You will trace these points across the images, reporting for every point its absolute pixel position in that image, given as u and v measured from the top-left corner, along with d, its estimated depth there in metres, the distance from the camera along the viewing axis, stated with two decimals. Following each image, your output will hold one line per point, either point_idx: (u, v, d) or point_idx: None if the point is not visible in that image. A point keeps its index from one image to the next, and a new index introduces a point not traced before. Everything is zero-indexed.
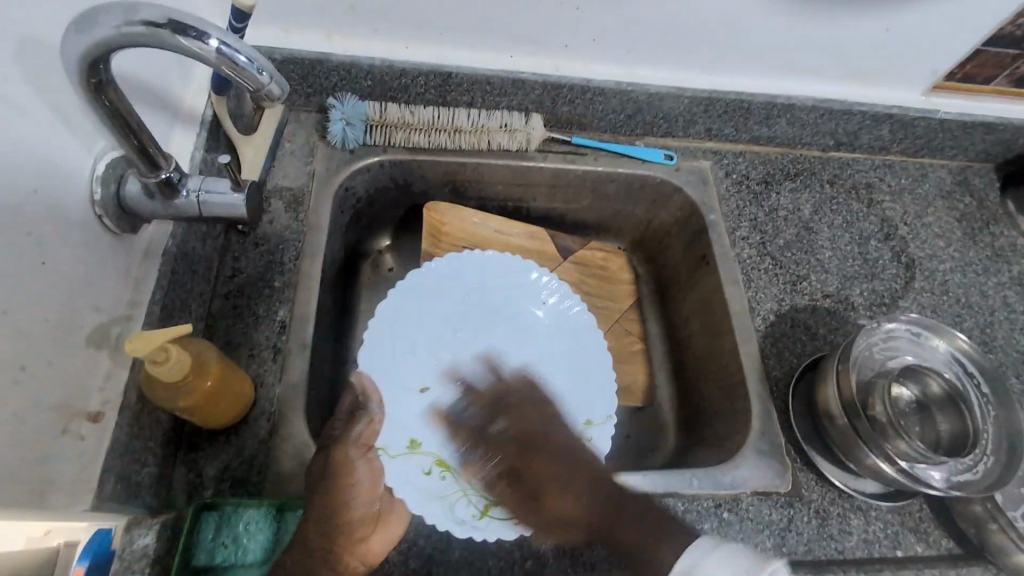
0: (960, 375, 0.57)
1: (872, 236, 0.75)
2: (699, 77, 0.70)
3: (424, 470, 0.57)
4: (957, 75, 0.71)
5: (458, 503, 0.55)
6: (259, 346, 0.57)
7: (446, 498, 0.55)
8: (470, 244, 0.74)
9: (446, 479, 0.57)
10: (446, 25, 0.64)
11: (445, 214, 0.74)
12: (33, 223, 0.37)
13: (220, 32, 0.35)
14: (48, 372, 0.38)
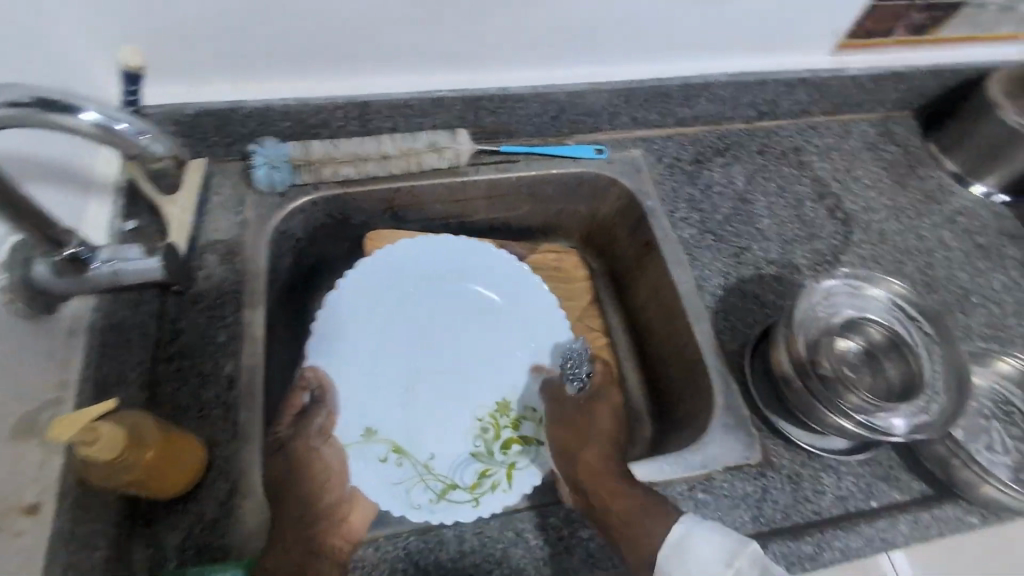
0: (903, 321, 0.58)
1: (806, 198, 0.76)
2: (615, 70, 0.71)
3: (380, 457, 0.61)
4: (859, 32, 0.73)
5: (414, 487, 0.60)
6: (209, 405, 0.56)
7: (406, 482, 0.60)
8: None
9: (405, 464, 0.61)
10: (353, 56, 0.63)
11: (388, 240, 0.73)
12: None
13: (94, 103, 0.35)
14: None
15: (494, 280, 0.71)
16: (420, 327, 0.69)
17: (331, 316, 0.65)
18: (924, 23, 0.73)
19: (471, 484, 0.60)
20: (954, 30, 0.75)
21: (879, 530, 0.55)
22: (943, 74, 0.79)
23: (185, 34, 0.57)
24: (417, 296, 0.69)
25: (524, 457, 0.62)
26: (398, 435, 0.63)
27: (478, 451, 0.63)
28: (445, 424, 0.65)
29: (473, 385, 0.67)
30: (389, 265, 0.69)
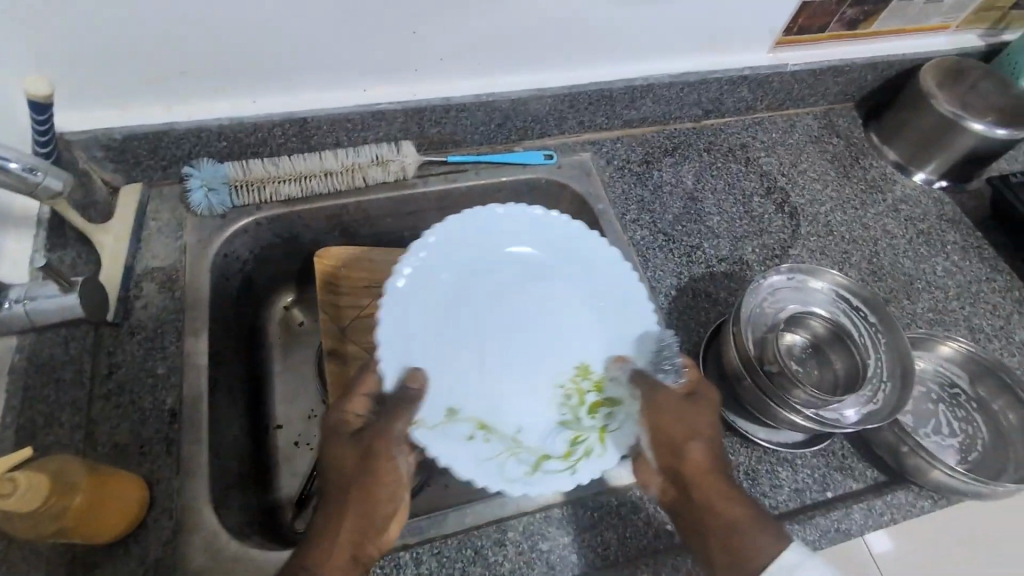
0: (848, 311, 0.59)
1: (754, 193, 0.77)
2: (557, 76, 0.71)
3: (464, 436, 0.52)
4: (794, 28, 0.74)
5: (507, 461, 0.51)
6: (150, 441, 0.53)
7: (495, 458, 0.51)
8: (373, 282, 0.72)
9: (491, 441, 0.52)
10: (287, 73, 0.62)
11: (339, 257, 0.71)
12: None
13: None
14: None
15: (564, 245, 0.60)
16: (485, 290, 0.58)
17: (418, 280, 0.55)
18: (856, 18, 0.75)
19: (564, 452, 0.53)
20: (885, 23, 0.77)
21: (835, 521, 0.55)
22: (878, 67, 0.81)
23: (103, 58, 0.55)
24: (475, 257, 0.59)
25: (613, 432, 0.54)
26: (477, 409, 0.54)
27: (565, 418, 0.55)
28: (524, 391, 0.56)
29: (551, 347, 0.58)
30: (462, 226, 0.58)
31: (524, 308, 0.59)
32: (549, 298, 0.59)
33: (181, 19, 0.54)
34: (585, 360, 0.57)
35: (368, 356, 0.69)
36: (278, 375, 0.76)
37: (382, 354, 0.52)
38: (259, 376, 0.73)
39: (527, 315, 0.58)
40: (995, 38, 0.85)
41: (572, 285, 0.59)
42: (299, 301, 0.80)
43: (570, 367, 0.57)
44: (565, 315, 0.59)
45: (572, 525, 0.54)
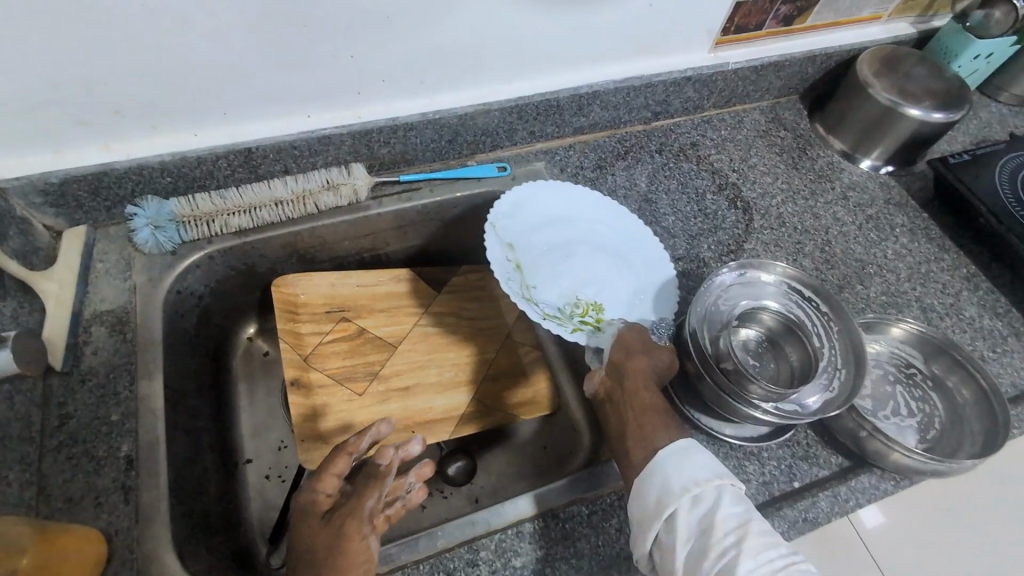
0: (803, 303, 0.60)
1: (707, 191, 0.78)
2: (502, 89, 0.71)
3: (509, 260, 0.64)
4: (732, 28, 0.75)
5: (516, 284, 0.62)
6: (105, 492, 0.52)
7: (512, 275, 0.63)
8: (333, 307, 0.72)
9: (518, 271, 0.64)
10: (226, 104, 0.61)
11: (297, 286, 0.70)
12: None
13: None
14: None
15: (651, 249, 0.69)
16: (580, 231, 0.70)
17: (553, 188, 0.71)
18: (790, 14, 0.77)
19: (549, 313, 0.62)
20: (819, 17, 0.79)
21: (802, 511, 0.56)
22: (817, 60, 0.83)
23: (31, 103, 0.54)
24: (586, 213, 0.71)
25: (588, 335, 0.61)
26: (531, 262, 0.65)
27: (564, 311, 0.63)
28: (561, 281, 0.65)
29: (591, 282, 0.66)
30: (590, 194, 0.71)
31: (592, 265, 0.67)
32: (618, 266, 0.68)
33: (108, 58, 0.53)
34: (609, 303, 0.65)
35: (332, 381, 0.68)
36: (244, 409, 0.74)
37: (500, 199, 0.68)
38: (224, 412, 0.71)
39: (592, 271, 0.67)
40: (926, 24, 0.88)
41: (639, 266, 0.68)
42: (261, 332, 0.79)
43: (585, 297, 0.65)
44: (618, 279, 0.67)
45: (546, 537, 0.54)
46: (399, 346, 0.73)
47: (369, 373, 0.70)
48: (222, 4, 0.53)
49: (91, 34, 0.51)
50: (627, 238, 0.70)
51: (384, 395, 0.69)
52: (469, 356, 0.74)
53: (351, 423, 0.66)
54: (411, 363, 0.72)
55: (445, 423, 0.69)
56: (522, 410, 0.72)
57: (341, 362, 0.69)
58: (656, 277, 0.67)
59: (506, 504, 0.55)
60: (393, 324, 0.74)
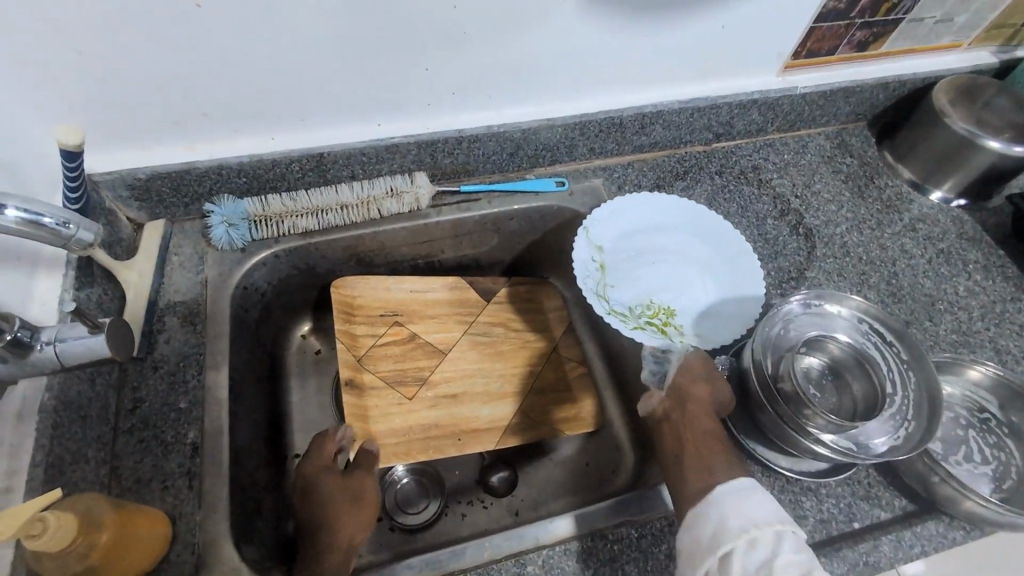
0: (879, 343, 0.57)
1: (768, 215, 0.77)
2: (566, 106, 0.72)
3: (591, 258, 0.68)
4: (802, 53, 0.74)
5: (590, 279, 0.67)
6: (172, 476, 0.54)
7: (590, 270, 0.67)
8: (388, 311, 0.73)
9: (596, 268, 0.68)
10: (304, 111, 0.64)
11: (355, 287, 0.71)
12: None
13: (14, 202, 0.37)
14: None
15: (751, 270, 0.68)
16: (675, 248, 0.71)
17: (655, 204, 0.73)
18: (864, 40, 0.75)
19: (613, 308, 0.65)
20: (895, 44, 0.77)
21: (864, 554, 0.54)
22: (890, 86, 0.81)
23: (129, 104, 0.57)
24: (675, 232, 0.72)
25: (651, 335, 0.64)
26: (613, 263, 0.69)
27: (630, 313, 0.66)
28: (635, 286, 0.68)
29: (664, 292, 0.69)
30: (690, 214, 0.73)
31: (670, 278, 0.69)
32: (704, 285, 0.69)
33: (203, 62, 0.56)
34: (682, 311, 0.67)
35: (383, 384, 0.69)
36: (296, 403, 0.76)
37: (600, 206, 0.72)
38: (278, 407, 0.73)
39: (669, 286, 0.69)
40: (1008, 54, 0.85)
41: (731, 286, 0.68)
42: (316, 330, 0.81)
43: (651, 303, 0.68)
44: (699, 296, 0.68)
45: (592, 557, 0.54)
46: (449, 353, 0.73)
47: (419, 379, 0.71)
48: (310, 19, 0.55)
49: (189, 38, 0.54)
50: (722, 258, 0.70)
51: (433, 401, 0.70)
52: (517, 368, 0.75)
53: (401, 426, 0.67)
54: (460, 371, 0.73)
55: (492, 433, 0.69)
56: (568, 425, 0.72)
57: (393, 365, 0.71)
58: (738, 300, 0.67)
59: (551, 520, 0.55)
60: (443, 331, 0.75)
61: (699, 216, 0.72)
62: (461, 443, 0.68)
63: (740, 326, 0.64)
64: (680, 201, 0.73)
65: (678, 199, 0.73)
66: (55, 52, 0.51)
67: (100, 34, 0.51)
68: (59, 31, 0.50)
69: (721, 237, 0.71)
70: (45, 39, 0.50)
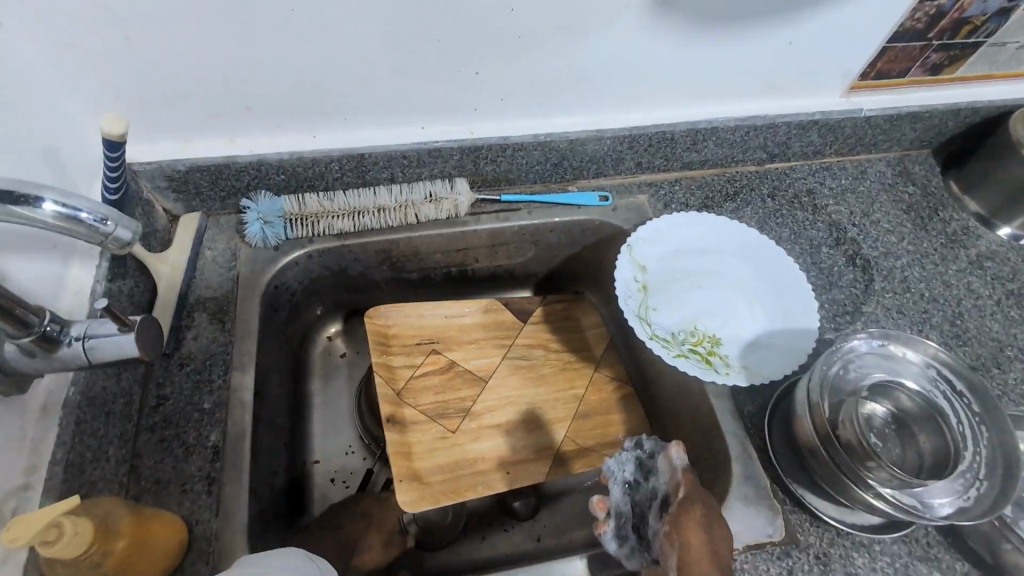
0: (948, 393, 0.53)
1: (822, 244, 0.72)
2: (617, 117, 0.69)
3: (635, 278, 0.65)
4: (871, 73, 0.70)
5: (633, 300, 0.63)
6: (191, 480, 0.52)
7: (633, 290, 0.64)
8: (424, 340, 0.71)
9: (639, 288, 0.65)
10: (349, 110, 0.62)
11: (389, 317, 0.70)
12: None
13: (56, 197, 0.36)
14: None
15: (801, 302, 0.64)
16: (723, 273, 0.68)
17: (704, 225, 0.69)
18: (939, 63, 0.71)
19: (655, 332, 0.62)
20: (970, 69, 0.73)
21: None
22: (961, 113, 0.76)
23: (174, 95, 0.56)
24: (724, 257, 0.69)
25: (695, 362, 0.60)
26: (657, 284, 0.66)
27: (671, 337, 0.62)
28: (679, 310, 0.65)
29: (709, 319, 0.65)
30: (740, 239, 0.69)
31: (716, 304, 0.66)
32: (753, 314, 0.65)
33: (252, 56, 0.55)
34: (728, 340, 0.63)
35: (424, 417, 0.67)
36: (319, 406, 0.74)
37: (644, 224, 0.68)
38: (300, 410, 0.71)
39: (713, 312, 0.65)
40: None
41: (780, 317, 0.64)
42: (342, 333, 0.79)
43: (694, 330, 0.64)
44: (746, 326, 0.64)
45: None
46: (489, 380, 0.71)
47: (461, 410, 0.68)
48: (364, 16, 0.54)
49: (238, 30, 0.52)
50: (772, 288, 0.66)
51: (476, 433, 0.67)
52: (559, 394, 0.72)
53: (445, 462, 0.65)
54: (501, 399, 0.70)
55: (538, 463, 0.66)
56: (615, 454, 0.68)
57: (433, 398, 0.68)
58: (787, 333, 0.63)
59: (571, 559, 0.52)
60: (482, 357, 0.72)
61: (750, 242, 0.69)
62: (509, 477, 0.65)
63: (786, 363, 0.60)
64: (731, 223, 0.70)
65: (728, 221, 0.70)
66: (106, 38, 0.50)
67: (151, 19, 0.50)
68: (111, 18, 0.49)
69: (772, 266, 0.67)
70: (97, 22, 0.49)
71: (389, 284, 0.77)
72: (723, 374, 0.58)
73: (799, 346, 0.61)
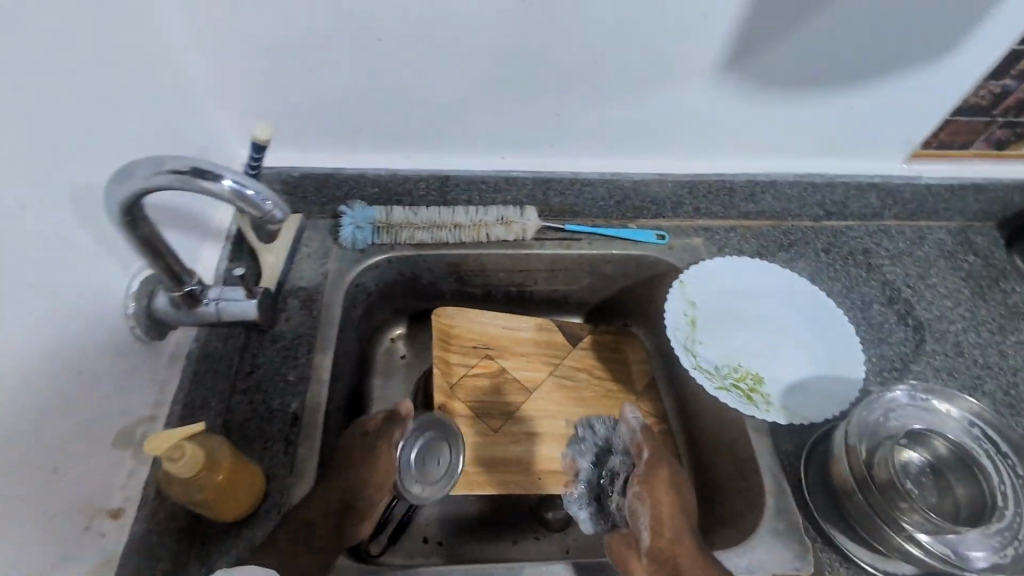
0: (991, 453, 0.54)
1: (874, 300, 0.74)
2: (680, 164, 0.75)
3: (685, 313, 0.69)
4: (934, 143, 0.73)
5: (682, 333, 0.67)
6: (272, 439, 0.59)
7: (682, 324, 0.68)
8: (480, 343, 0.77)
9: (688, 322, 0.69)
10: (442, 139, 0.71)
11: (453, 317, 0.77)
12: (82, 361, 0.44)
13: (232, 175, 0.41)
14: (56, 478, 0.41)
15: (845, 352, 0.66)
16: (770, 317, 0.71)
17: (755, 270, 0.73)
18: (1004, 139, 0.74)
19: (700, 364, 0.65)
20: None
21: None
22: None
23: (302, 115, 0.67)
24: (774, 302, 0.72)
25: (736, 396, 0.63)
26: (706, 320, 0.70)
27: (715, 370, 0.66)
28: (724, 346, 0.68)
29: (753, 358, 0.68)
30: (790, 285, 0.72)
31: (762, 346, 0.69)
32: (796, 357, 0.67)
33: (372, 89, 0.65)
34: (770, 380, 0.66)
35: (472, 414, 0.73)
36: (377, 398, 0.81)
37: (699, 263, 0.73)
38: (362, 399, 0.78)
39: (758, 353, 0.68)
40: None
41: (822, 363, 0.66)
42: (405, 336, 0.87)
43: (737, 365, 0.67)
44: (789, 369, 0.66)
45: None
46: (535, 392, 0.76)
47: (504, 413, 0.73)
48: (469, 63, 0.63)
49: (366, 65, 0.63)
50: (818, 335, 0.69)
51: (515, 436, 0.72)
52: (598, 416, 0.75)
53: (486, 459, 0.70)
54: (543, 411, 0.75)
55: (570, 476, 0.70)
56: None
57: (482, 397, 0.74)
58: (828, 379, 0.65)
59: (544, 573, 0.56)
60: (530, 369, 0.77)
61: (799, 290, 0.72)
62: (540, 482, 0.69)
63: (823, 408, 0.63)
64: (783, 271, 0.73)
65: (780, 268, 0.73)
66: (260, 66, 0.62)
67: (299, 55, 0.61)
68: (267, 51, 0.61)
69: (819, 314, 0.70)
70: (256, 54, 0.61)
71: (453, 296, 0.84)
72: (760, 409, 0.61)
73: (838, 392, 0.63)
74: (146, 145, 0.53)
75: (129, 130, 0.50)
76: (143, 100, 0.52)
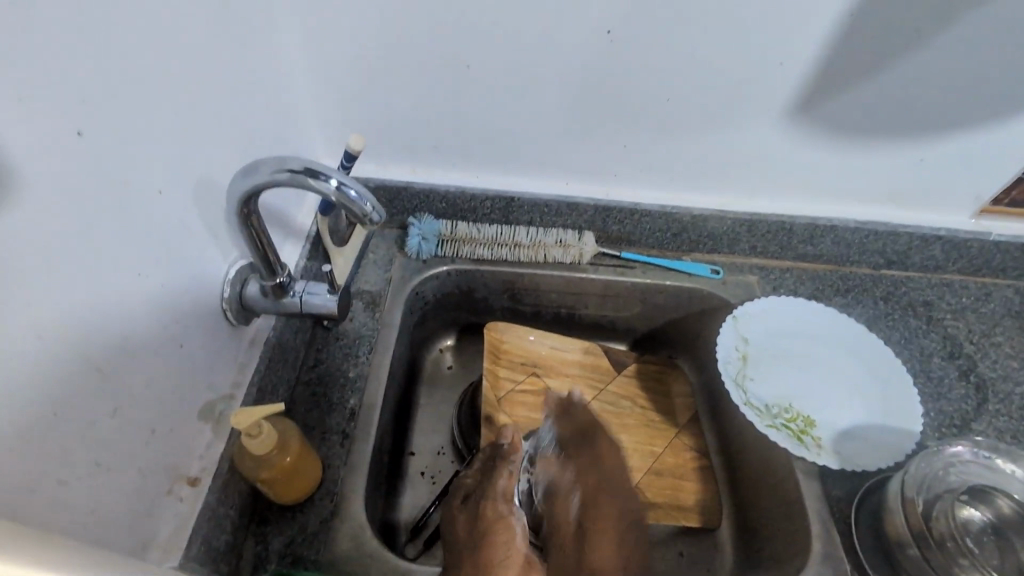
0: None
1: (934, 354, 0.73)
2: (740, 202, 0.76)
3: (736, 348, 0.70)
4: (1004, 200, 0.73)
5: (732, 367, 0.68)
6: (330, 431, 0.63)
7: (733, 359, 0.69)
8: (528, 360, 0.79)
9: (739, 357, 0.69)
10: (510, 162, 0.75)
11: (504, 333, 0.79)
12: (183, 336, 0.49)
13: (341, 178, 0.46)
14: (151, 439, 0.45)
15: (903, 402, 0.65)
16: (825, 360, 0.70)
17: (811, 311, 0.73)
18: None
19: (750, 400, 0.66)
20: None
21: None
22: None
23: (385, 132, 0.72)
24: (829, 345, 0.71)
25: (786, 436, 0.62)
26: (758, 357, 0.70)
27: (765, 408, 0.65)
28: (774, 385, 0.68)
29: (805, 399, 0.67)
30: (846, 331, 0.71)
31: (814, 388, 0.68)
32: (850, 403, 0.66)
33: (452, 113, 0.70)
34: (822, 423, 0.65)
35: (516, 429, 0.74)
36: (425, 404, 0.83)
37: (753, 301, 0.73)
38: (410, 404, 0.81)
39: (811, 394, 0.67)
40: None
41: (878, 412, 0.65)
42: (454, 347, 0.90)
43: (788, 405, 0.66)
44: (842, 414, 0.66)
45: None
46: None
47: None
48: (546, 94, 0.67)
49: (450, 90, 0.67)
50: (874, 382, 0.67)
51: None
52: (638, 445, 0.75)
53: None
54: None
55: None
56: (682, 517, 0.71)
57: (526, 413, 0.75)
58: (883, 428, 0.64)
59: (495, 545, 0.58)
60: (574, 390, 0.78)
61: (856, 335, 0.71)
62: None
63: (877, 457, 0.61)
64: (839, 315, 0.73)
65: (836, 312, 0.73)
66: (354, 85, 0.67)
67: (391, 78, 0.66)
68: (363, 72, 0.66)
69: (876, 362, 0.69)
70: (352, 73, 0.66)
71: (504, 312, 0.87)
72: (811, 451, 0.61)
73: (894, 443, 0.62)
74: (250, 149, 0.58)
75: (238, 135, 0.56)
76: (252, 109, 0.58)
